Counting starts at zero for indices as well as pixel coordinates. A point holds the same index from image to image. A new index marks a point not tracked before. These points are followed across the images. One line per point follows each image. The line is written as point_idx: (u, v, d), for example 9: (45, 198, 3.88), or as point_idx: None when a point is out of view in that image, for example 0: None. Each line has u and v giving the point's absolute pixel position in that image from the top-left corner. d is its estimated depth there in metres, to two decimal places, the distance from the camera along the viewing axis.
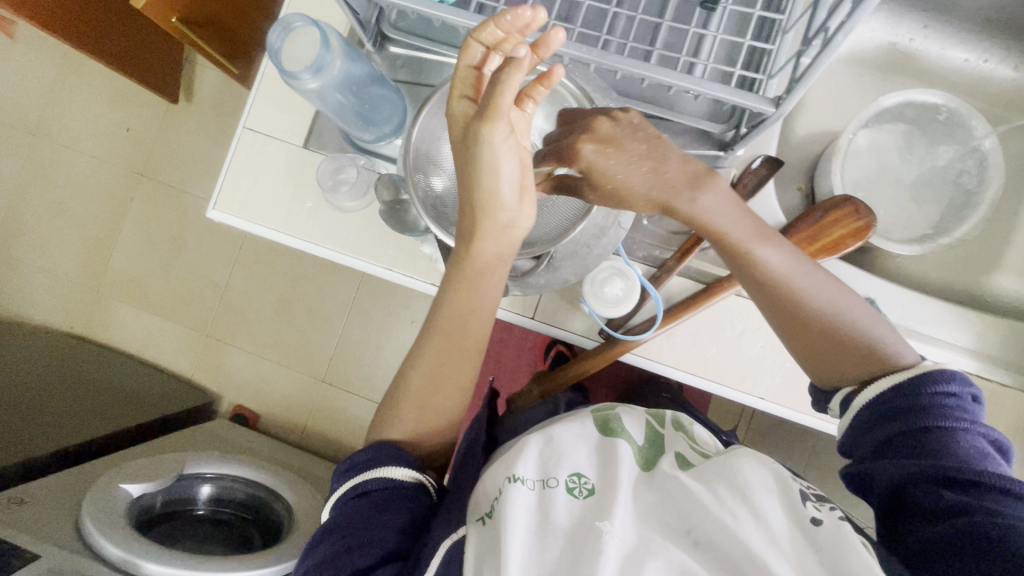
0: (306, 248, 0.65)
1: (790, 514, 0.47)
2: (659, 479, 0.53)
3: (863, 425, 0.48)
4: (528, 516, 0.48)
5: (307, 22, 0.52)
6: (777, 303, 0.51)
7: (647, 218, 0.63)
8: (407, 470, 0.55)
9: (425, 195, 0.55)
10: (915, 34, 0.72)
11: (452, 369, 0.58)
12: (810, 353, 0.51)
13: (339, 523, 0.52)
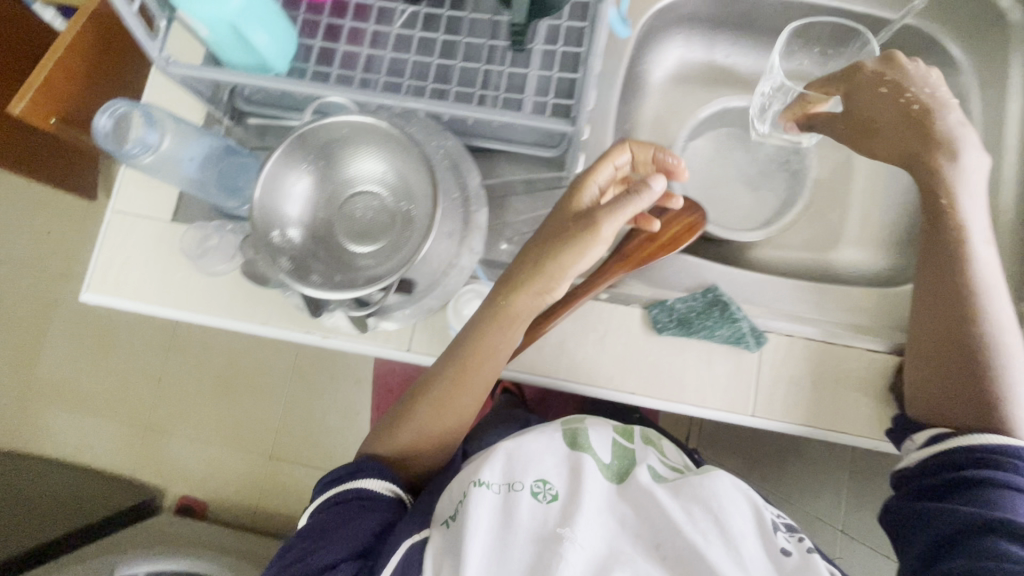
0: (183, 316, 0.66)
1: (754, 533, 0.56)
2: (630, 494, 0.59)
3: (927, 471, 0.56)
4: (491, 518, 0.54)
5: (130, 107, 0.59)
6: (944, 325, 0.57)
7: (506, 241, 0.68)
8: (383, 483, 0.59)
9: (280, 248, 0.59)
10: (728, 51, 0.79)
11: (462, 398, 0.62)
12: (943, 385, 0.56)
13: (313, 526, 0.57)
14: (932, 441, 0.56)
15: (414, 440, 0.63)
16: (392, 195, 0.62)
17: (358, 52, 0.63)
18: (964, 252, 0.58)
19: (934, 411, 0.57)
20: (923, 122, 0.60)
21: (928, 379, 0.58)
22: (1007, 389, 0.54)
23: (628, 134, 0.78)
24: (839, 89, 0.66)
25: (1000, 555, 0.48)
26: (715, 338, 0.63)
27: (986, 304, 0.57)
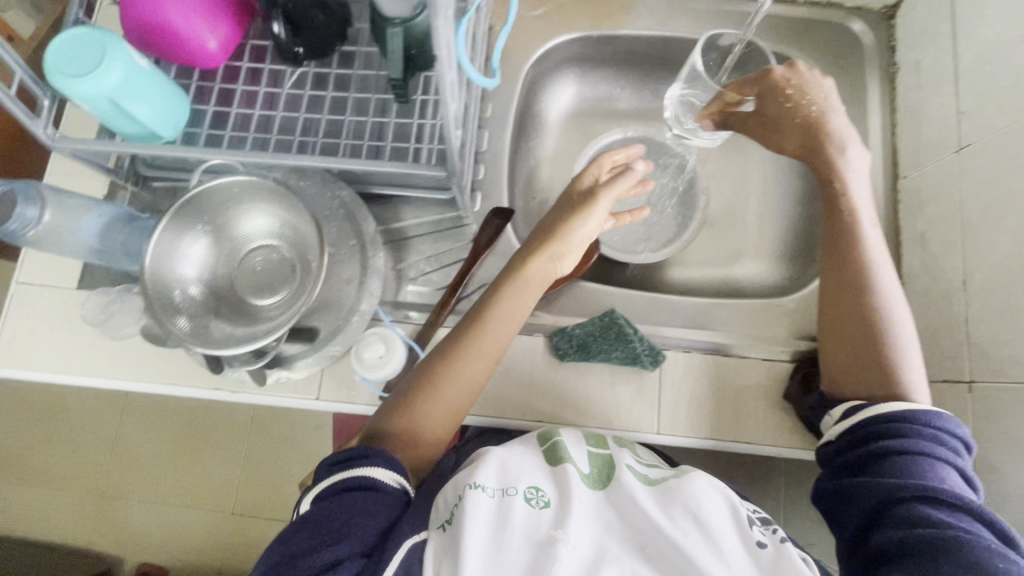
0: (92, 382, 0.66)
1: (737, 529, 0.51)
2: (616, 497, 0.55)
3: (858, 440, 0.54)
4: (488, 524, 0.48)
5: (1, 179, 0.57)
6: (843, 299, 0.59)
7: (411, 283, 0.71)
8: (393, 474, 0.52)
9: (177, 311, 0.60)
10: (619, 87, 0.84)
11: (456, 391, 0.58)
12: (842, 355, 0.58)
13: (311, 517, 0.50)
14: (846, 412, 0.55)
15: (424, 430, 0.57)
16: (285, 244, 0.64)
17: (252, 113, 0.67)
18: (854, 236, 0.60)
19: (839, 383, 0.58)
20: (814, 125, 0.63)
21: (831, 351, 0.59)
22: (898, 355, 0.56)
23: (531, 169, 0.82)
24: (752, 90, 0.67)
25: (927, 522, 0.47)
26: (612, 360, 0.65)
27: (876, 277, 0.58)
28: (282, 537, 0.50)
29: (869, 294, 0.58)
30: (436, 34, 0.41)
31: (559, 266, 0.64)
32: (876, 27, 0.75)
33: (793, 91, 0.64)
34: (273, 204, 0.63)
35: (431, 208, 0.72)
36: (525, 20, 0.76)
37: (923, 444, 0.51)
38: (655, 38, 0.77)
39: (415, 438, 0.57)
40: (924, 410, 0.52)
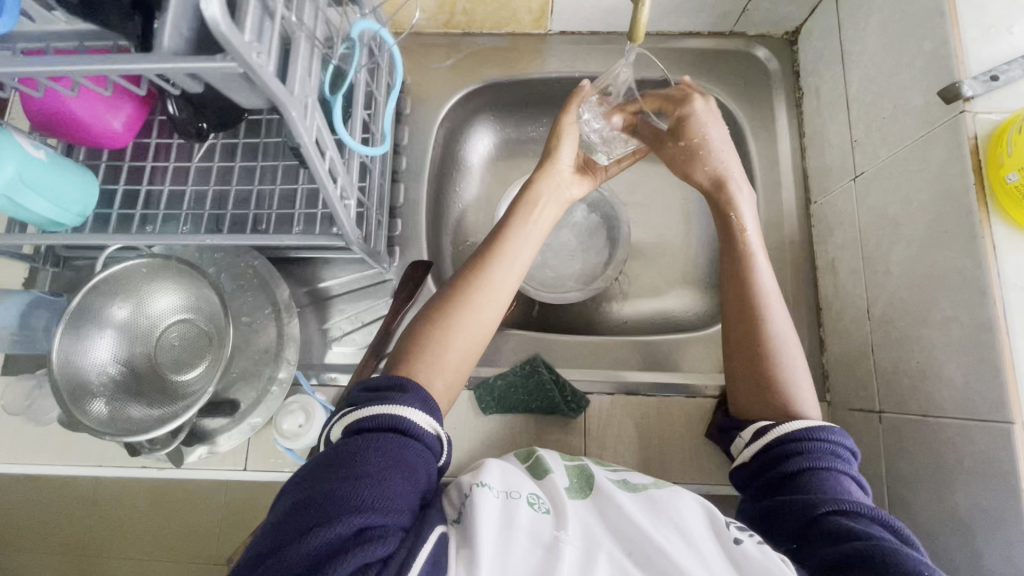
0: (17, 470, 0.66)
1: (715, 537, 0.47)
2: (600, 502, 0.52)
3: (768, 462, 0.52)
4: (495, 520, 0.46)
5: None
6: (742, 319, 0.60)
7: (336, 342, 0.71)
8: (430, 422, 0.50)
9: (88, 398, 0.59)
10: (541, 125, 0.85)
11: (460, 338, 0.55)
12: (741, 381, 0.59)
13: (346, 463, 0.45)
14: (754, 434, 0.54)
15: (452, 359, 0.55)
16: (199, 316, 0.65)
17: (162, 190, 0.68)
18: (746, 261, 0.61)
19: (747, 407, 0.58)
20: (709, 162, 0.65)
21: (735, 366, 0.60)
22: (790, 376, 0.56)
23: (457, 214, 0.83)
24: (679, 107, 0.66)
25: (849, 533, 0.43)
26: (533, 409, 0.66)
27: (763, 304, 0.59)
28: (306, 480, 0.45)
29: (760, 319, 0.59)
30: (291, 125, 0.43)
31: (568, 191, 0.67)
32: (780, 53, 0.76)
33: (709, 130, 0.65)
34: (185, 281, 0.63)
35: (352, 265, 0.72)
36: (437, 74, 0.78)
37: (823, 458, 0.49)
38: (565, 79, 0.78)
39: (449, 366, 0.54)
40: (826, 427, 0.52)
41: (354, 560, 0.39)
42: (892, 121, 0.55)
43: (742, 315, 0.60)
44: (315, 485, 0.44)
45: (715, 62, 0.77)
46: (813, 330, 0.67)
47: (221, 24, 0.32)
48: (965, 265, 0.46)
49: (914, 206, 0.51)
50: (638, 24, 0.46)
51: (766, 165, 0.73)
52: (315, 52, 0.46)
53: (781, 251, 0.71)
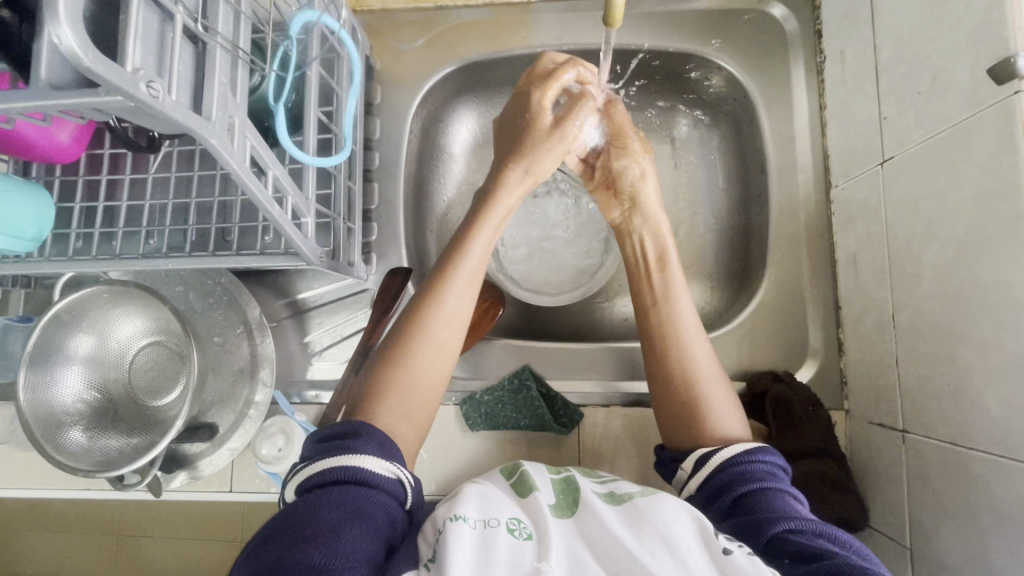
0: (8, 494, 0.66)
1: (704, 549, 0.42)
2: (586, 524, 0.46)
3: (710, 492, 0.48)
4: (470, 557, 0.41)
5: None
6: (662, 352, 0.56)
7: (316, 356, 0.68)
8: (392, 466, 0.46)
9: (59, 433, 0.57)
10: None
11: (421, 371, 0.52)
12: (665, 403, 0.55)
13: (298, 524, 0.41)
14: (696, 465, 0.49)
15: (418, 400, 0.52)
16: (168, 337, 0.62)
17: (118, 206, 0.63)
18: (661, 289, 0.59)
19: (684, 443, 0.53)
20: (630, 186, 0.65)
21: (662, 403, 0.55)
22: (716, 407, 0.53)
23: (440, 209, 0.77)
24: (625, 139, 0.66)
25: (810, 554, 0.39)
26: (522, 426, 0.62)
27: (677, 318, 0.57)
28: (257, 549, 0.40)
29: (676, 338, 0.56)
30: (213, 153, 0.37)
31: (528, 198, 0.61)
32: (799, 11, 0.66)
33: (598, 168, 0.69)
34: (150, 305, 0.60)
35: (329, 275, 0.68)
36: (410, 55, 0.71)
37: (769, 476, 0.46)
38: (551, 53, 0.70)
39: (410, 403, 0.51)
40: (756, 449, 0.49)
41: None
42: (932, 97, 0.47)
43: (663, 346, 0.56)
44: (265, 553, 0.39)
45: (724, 24, 0.67)
46: (830, 332, 0.61)
47: (84, 58, 0.27)
48: (1011, 281, 0.39)
49: (951, 204, 0.45)
50: (614, 6, 0.43)
51: (780, 145, 0.65)
52: (239, 63, 0.40)
53: (796, 243, 0.63)
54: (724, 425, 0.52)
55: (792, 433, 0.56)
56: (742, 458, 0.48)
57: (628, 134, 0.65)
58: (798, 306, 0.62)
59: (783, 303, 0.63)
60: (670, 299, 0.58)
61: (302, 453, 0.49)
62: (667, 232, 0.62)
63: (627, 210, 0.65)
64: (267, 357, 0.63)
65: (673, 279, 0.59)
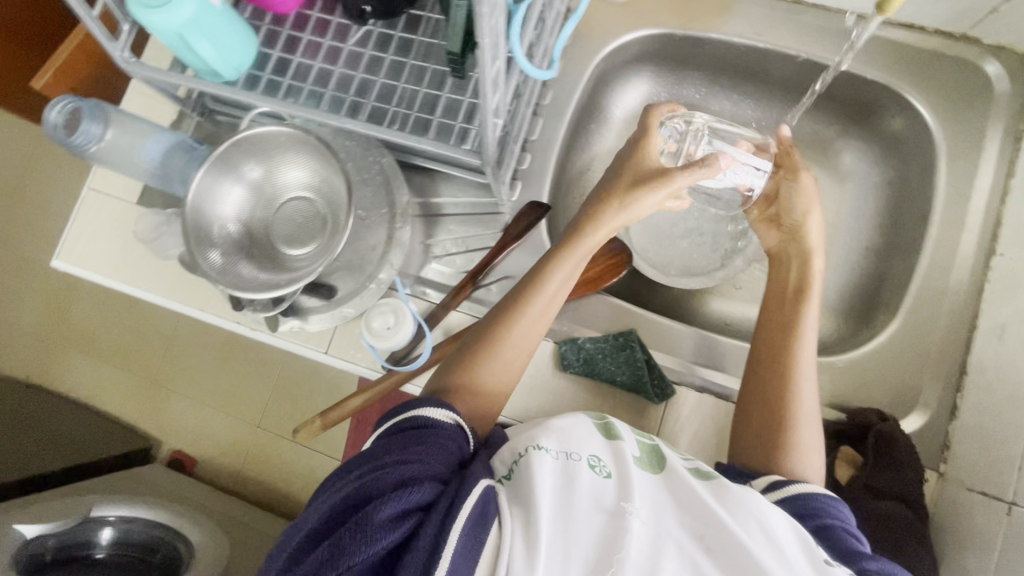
0: (132, 292, 0.72)
1: (801, 547, 0.44)
2: (675, 485, 0.48)
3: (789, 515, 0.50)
4: (551, 482, 0.44)
5: (70, 98, 0.59)
6: (772, 369, 0.59)
7: (435, 260, 0.70)
8: (449, 413, 0.50)
9: (201, 245, 0.61)
10: (699, 92, 0.78)
11: (510, 358, 0.56)
12: (744, 411, 0.58)
13: (369, 450, 0.47)
14: (767, 487, 0.52)
15: (501, 372, 0.55)
16: (319, 200, 0.66)
17: (311, 65, 0.67)
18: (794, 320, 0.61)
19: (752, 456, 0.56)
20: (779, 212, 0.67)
21: (746, 413, 0.59)
22: (796, 439, 0.56)
23: (584, 167, 0.79)
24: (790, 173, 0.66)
25: None
26: (615, 383, 0.63)
27: (802, 349, 0.59)
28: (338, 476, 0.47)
29: (793, 368, 0.59)
30: (477, 20, 0.40)
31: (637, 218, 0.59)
32: (1016, 75, 0.64)
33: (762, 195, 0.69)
34: (314, 161, 0.64)
35: (470, 190, 0.71)
36: (610, 8, 0.72)
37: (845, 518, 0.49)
38: (745, 47, 0.70)
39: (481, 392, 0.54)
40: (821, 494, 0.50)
41: (393, 504, 0.41)
42: None
43: (775, 366, 0.59)
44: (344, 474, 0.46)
45: (930, 67, 0.66)
46: (948, 393, 0.60)
47: None
48: None
49: None
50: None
51: (952, 200, 0.64)
52: None
53: (938, 299, 0.62)
54: (798, 460, 0.55)
55: (888, 470, 0.55)
56: (825, 498, 0.49)
57: (802, 167, 0.65)
58: (923, 359, 0.61)
59: (908, 352, 0.62)
60: (799, 331, 0.60)
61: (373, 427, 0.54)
62: (816, 267, 0.63)
63: (787, 238, 0.66)
64: (400, 244, 0.66)
65: (809, 313, 0.61)
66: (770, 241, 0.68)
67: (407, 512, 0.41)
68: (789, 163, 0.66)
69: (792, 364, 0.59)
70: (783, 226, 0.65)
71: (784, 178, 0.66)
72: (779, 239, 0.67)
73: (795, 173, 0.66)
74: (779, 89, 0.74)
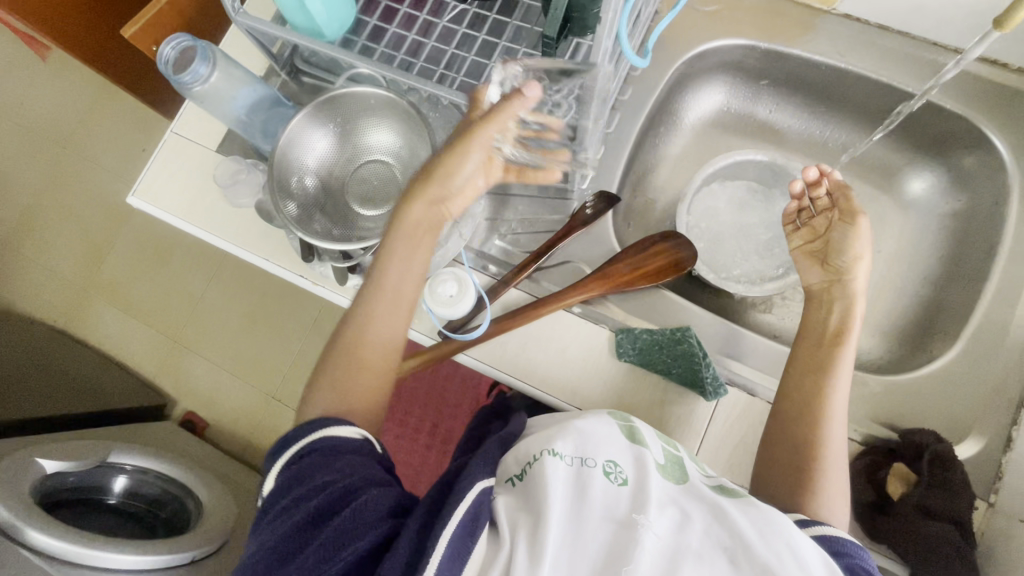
0: (200, 235, 0.74)
1: None
2: (698, 496, 0.49)
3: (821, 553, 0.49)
4: (563, 487, 0.45)
5: (190, 39, 0.62)
6: (802, 404, 0.59)
7: (499, 236, 0.71)
8: (357, 430, 0.53)
9: (284, 191, 0.63)
10: (769, 108, 0.80)
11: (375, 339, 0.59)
12: (770, 445, 0.59)
13: (308, 466, 0.49)
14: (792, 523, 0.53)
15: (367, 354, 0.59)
16: (398, 166, 0.68)
17: (407, 36, 0.69)
18: (832, 356, 0.61)
19: (769, 488, 0.58)
20: (825, 250, 0.66)
21: (776, 445, 0.59)
22: (821, 479, 0.57)
23: (649, 167, 0.80)
24: (845, 216, 0.65)
25: None
26: (670, 376, 0.63)
27: (832, 392, 0.59)
28: (285, 492, 0.48)
29: (821, 408, 0.59)
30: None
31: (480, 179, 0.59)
32: None
33: (806, 228, 0.69)
34: (400, 126, 0.66)
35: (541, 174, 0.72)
36: (697, 14, 0.74)
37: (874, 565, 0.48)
38: (827, 66, 0.72)
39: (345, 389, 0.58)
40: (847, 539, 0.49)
41: (368, 517, 0.45)
42: None
43: (804, 407, 0.59)
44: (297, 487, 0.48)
45: (1010, 104, 0.67)
46: (1002, 424, 0.60)
47: None
48: None
49: None
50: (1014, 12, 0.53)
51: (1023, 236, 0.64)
52: None
53: (1002, 330, 0.62)
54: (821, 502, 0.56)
55: (941, 491, 0.55)
56: (853, 542, 0.49)
57: (861, 212, 0.63)
58: (979, 387, 0.61)
59: (965, 380, 0.62)
60: (827, 371, 0.60)
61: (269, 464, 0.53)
62: (859, 311, 0.62)
63: (831, 278, 0.65)
64: (471, 217, 0.67)
65: (843, 357, 0.61)
66: (812, 277, 0.67)
67: (385, 517, 0.45)
68: (845, 204, 0.65)
69: (819, 405, 0.59)
70: (830, 264, 0.64)
71: (838, 219, 0.65)
72: (821, 277, 0.66)
73: (850, 217, 0.64)
74: (851, 113, 0.76)
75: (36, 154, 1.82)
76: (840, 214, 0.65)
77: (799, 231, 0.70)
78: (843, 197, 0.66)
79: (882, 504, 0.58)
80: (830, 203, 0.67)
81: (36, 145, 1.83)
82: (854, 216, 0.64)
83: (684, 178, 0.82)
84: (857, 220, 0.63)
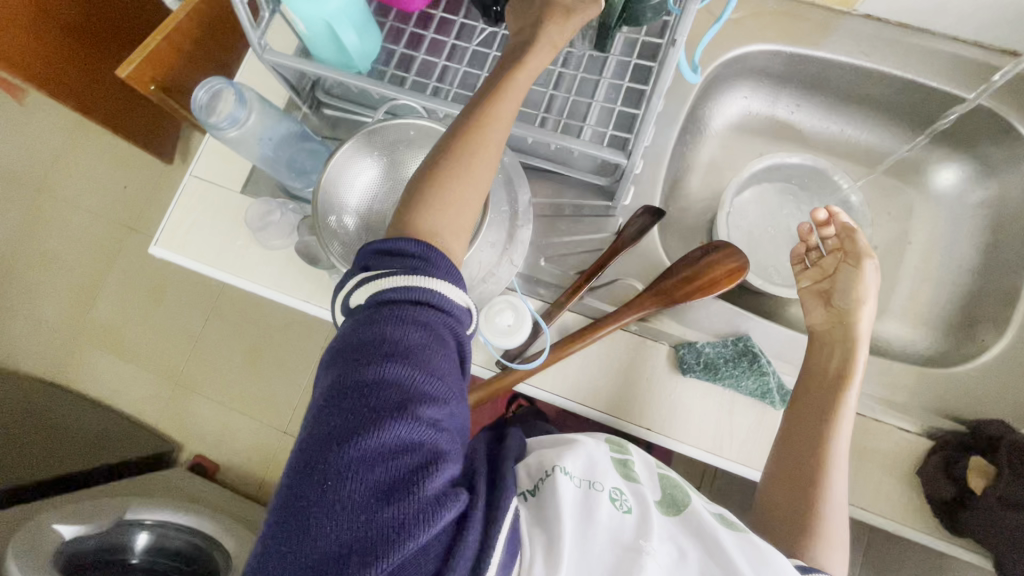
0: (232, 281, 0.71)
1: None
2: (695, 528, 0.49)
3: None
4: (572, 508, 0.46)
5: (227, 83, 0.60)
6: (804, 422, 0.60)
7: (545, 257, 0.70)
8: (463, 296, 0.41)
9: (336, 233, 0.60)
10: (793, 109, 0.81)
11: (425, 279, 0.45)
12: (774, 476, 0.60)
13: (372, 329, 0.38)
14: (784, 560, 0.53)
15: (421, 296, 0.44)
16: None
17: (435, 62, 0.68)
18: (836, 392, 0.60)
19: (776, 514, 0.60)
20: (830, 288, 0.68)
21: (777, 468, 0.60)
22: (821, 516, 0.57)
23: (681, 175, 0.80)
24: (851, 260, 0.67)
25: None
26: (739, 389, 0.63)
27: (838, 424, 0.59)
28: (335, 356, 0.39)
29: (827, 438, 0.59)
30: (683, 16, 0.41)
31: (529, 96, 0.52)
32: None
33: (813, 267, 0.71)
34: None
35: (582, 192, 0.71)
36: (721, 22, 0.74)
37: None
38: (851, 67, 0.73)
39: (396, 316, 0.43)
40: None
41: (436, 479, 0.36)
42: None
43: (809, 433, 0.59)
44: (343, 365, 0.38)
45: None
46: None
47: None
48: None
49: None
50: None
51: None
52: None
53: None
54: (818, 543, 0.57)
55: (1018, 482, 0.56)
56: None
57: (865, 255, 0.66)
58: None
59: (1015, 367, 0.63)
60: (832, 408, 0.60)
61: (355, 262, 0.44)
62: (859, 357, 0.62)
63: (834, 318, 0.66)
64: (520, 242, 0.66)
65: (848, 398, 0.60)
66: (816, 317, 0.67)
67: (453, 494, 0.37)
68: (850, 248, 0.67)
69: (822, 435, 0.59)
70: (833, 305, 0.66)
71: (844, 261, 0.67)
72: (824, 318, 0.66)
73: (857, 260, 0.67)
74: (874, 110, 0.77)
75: (11, 199, 1.74)
76: (847, 256, 0.67)
77: (807, 270, 0.71)
78: (851, 242, 0.68)
79: (960, 497, 0.57)
80: (837, 244, 0.69)
81: (11, 190, 1.74)
82: (860, 260, 0.66)
83: (714, 184, 0.82)
84: (863, 264, 0.66)
